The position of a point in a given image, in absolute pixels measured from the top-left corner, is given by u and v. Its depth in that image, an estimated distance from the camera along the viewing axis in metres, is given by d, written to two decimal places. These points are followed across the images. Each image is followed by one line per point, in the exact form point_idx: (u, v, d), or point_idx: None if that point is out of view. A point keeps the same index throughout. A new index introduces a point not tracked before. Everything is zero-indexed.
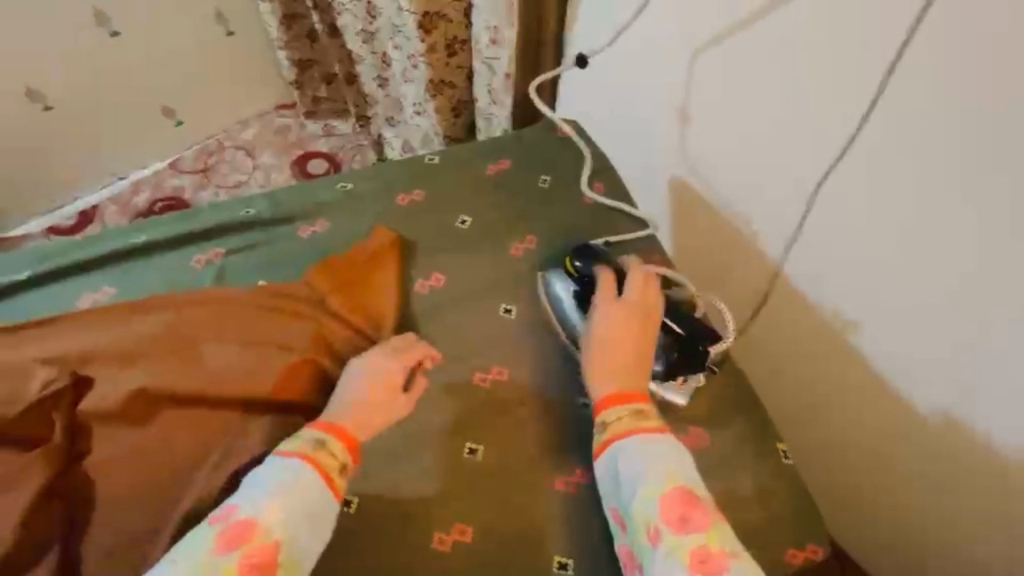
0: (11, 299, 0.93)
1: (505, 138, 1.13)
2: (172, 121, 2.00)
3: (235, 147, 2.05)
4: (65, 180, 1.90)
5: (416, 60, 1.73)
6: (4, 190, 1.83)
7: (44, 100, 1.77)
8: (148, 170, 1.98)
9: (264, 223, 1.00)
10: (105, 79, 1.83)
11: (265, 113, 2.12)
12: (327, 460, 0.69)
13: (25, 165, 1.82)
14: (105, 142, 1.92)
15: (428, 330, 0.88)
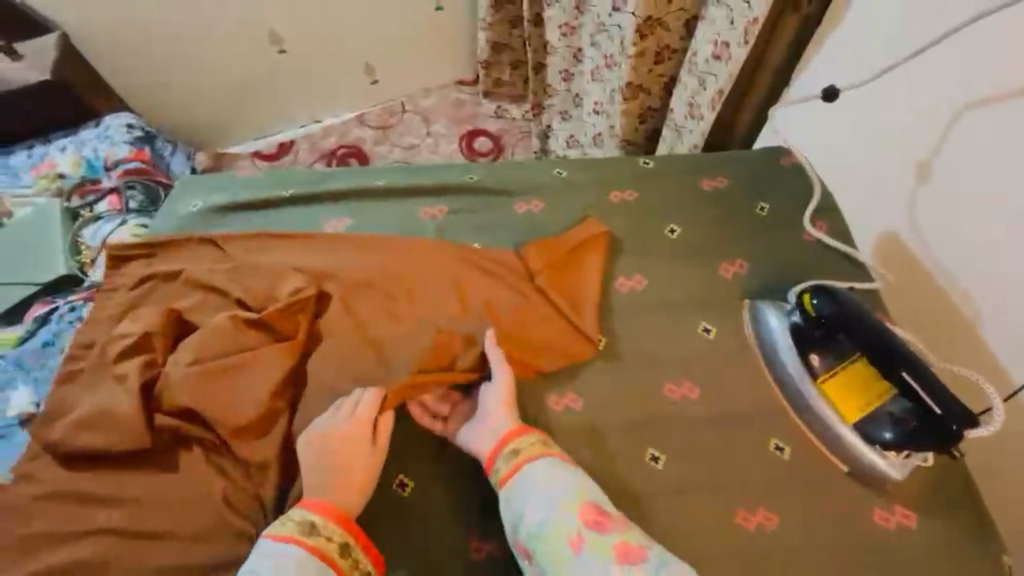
0: (268, 211, 1.07)
1: (725, 155, 1.10)
2: (370, 79, 2.24)
3: (414, 112, 2.28)
4: (280, 115, 2.22)
5: (612, 61, 1.77)
6: (235, 113, 2.17)
7: (281, 44, 2.05)
8: (340, 118, 2.26)
9: (484, 191, 1.08)
10: (332, 34, 2.08)
11: (448, 86, 2.33)
12: (323, 542, 0.69)
13: (256, 96, 2.14)
14: (317, 87, 2.19)
15: (621, 327, 0.90)
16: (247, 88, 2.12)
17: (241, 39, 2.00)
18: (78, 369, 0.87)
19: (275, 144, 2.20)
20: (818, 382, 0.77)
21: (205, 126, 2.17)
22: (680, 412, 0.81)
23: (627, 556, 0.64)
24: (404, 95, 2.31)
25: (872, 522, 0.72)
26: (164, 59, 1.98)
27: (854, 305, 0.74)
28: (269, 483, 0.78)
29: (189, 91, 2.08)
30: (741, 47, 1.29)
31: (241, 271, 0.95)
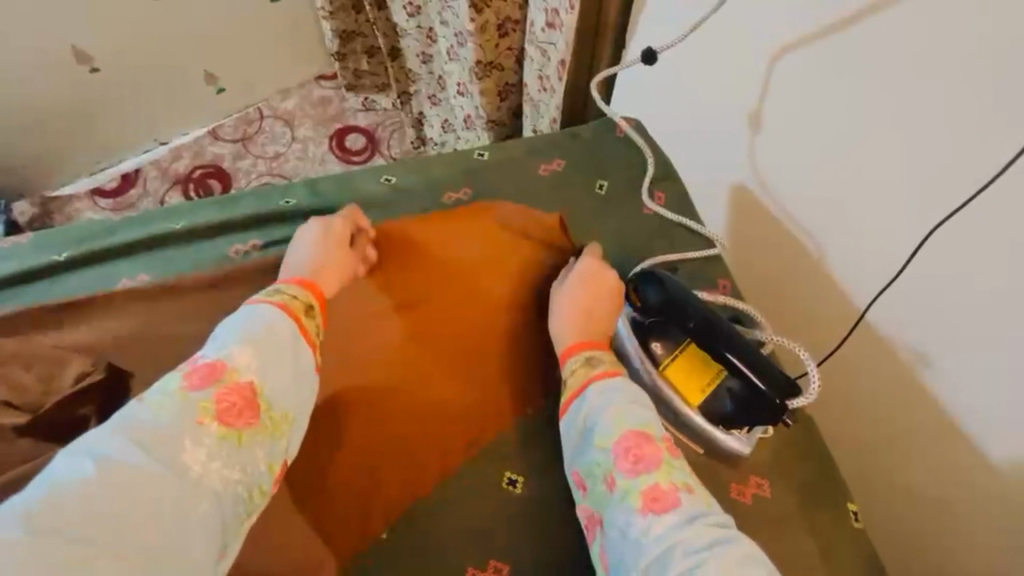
0: (48, 279, 0.89)
1: (559, 133, 1.04)
2: (212, 88, 1.98)
3: (274, 117, 2.06)
4: (109, 143, 1.92)
5: (463, 38, 1.65)
6: (51, 152, 1.84)
7: (91, 63, 1.74)
8: (189, 137, 2.00)
9: (304, 215, 0.95)
10: (152, 43, 1.80)
11: (307, 83, 2.12)
12: (287, 300, 0.70)
13: (73, 127, 1.83)
14: (147, 106, 1.91)
15: (462, 348, 0.84)
16: (58, 119, 1.79)
17: (33, 64, 1.67)
18: None
19: (117, 176, 1.92)
20: (661, 370, 0.72)
21: (14, 168, 1.82)
22: (536, 425, 0.81)
23: (654, 502, 0.59)
24: (259, 100, 2.08)
25: (733, 500, 0.71)
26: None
27: (679, 290, 0.71)
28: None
29: None
30: (569, 14, 1.22)
31: (9, 363, 0.79)
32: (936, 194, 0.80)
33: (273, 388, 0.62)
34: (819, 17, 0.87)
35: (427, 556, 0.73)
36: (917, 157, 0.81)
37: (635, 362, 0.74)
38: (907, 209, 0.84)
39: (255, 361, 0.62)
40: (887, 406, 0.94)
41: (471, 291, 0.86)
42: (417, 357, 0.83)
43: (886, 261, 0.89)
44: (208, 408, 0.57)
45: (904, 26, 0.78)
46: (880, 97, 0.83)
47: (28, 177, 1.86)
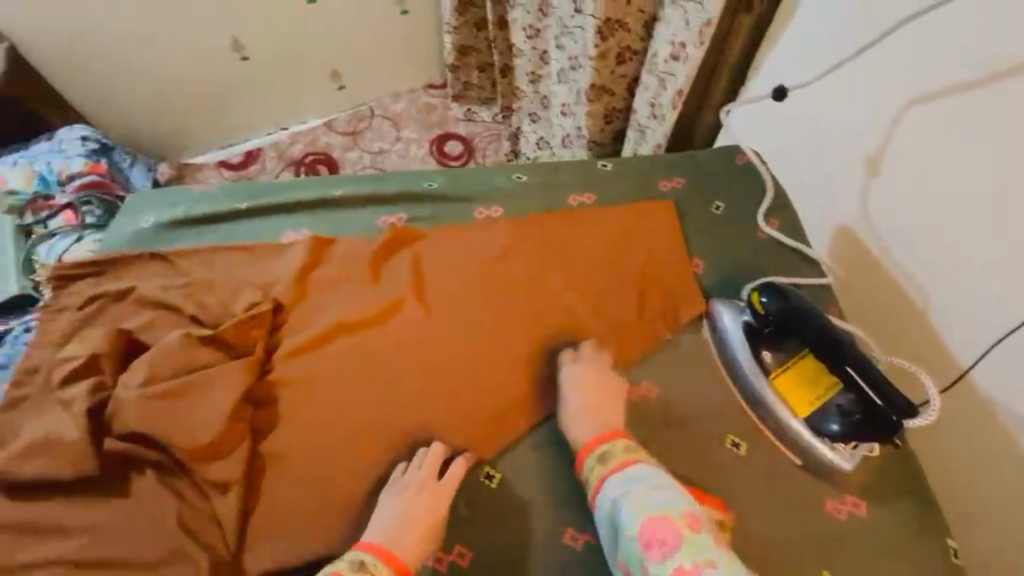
0: (227, 224, 1.05)
1: (678, 155, 1.12)
2: (337, 85, 2.20)
3: (383, 117, 2.27)
4: (244, 124, 2.17)
5: (577, 62, 1.75)
6: (196, 124, 2.10)
7: (243, 52, 1.97)
8: (307, 125, 2.23)
9: (444, 197, 1.07)
10: (296, 40, 2.02)
11: (417, 90, 2.32)
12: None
13: (217, 106, 2.08)
14: (282, 95, 2.14)
15: (580, 330, 0.90)
16: (209, 97, 2.05)
17: (196, 49, 1.91)
18: (24, 395, 0.84)
19: (242, 152, 2.16)
20: (769, 378, 0.79)
21: (163, 133, 2.09)
22: (638, 409, 0.83)
23: None
24: (372, 100, 2.29)
25: (827, 514, 0.74)
26: (114, 68, 1.88)
27: (801, 302, 0.75)
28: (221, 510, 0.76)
29: (140, 103, 1.99)
30: (697, 48, 1.30)
31: (199, 285, 0.94)
32: None
33: None
34: (947, 74, 0.91)
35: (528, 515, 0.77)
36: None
37: (744, 369, 0.81)
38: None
39: None
40: (982, 463, 0.94)
41: (579, 277, 0.95)
42: (526, 321, 0.91)
43: (1001, 320, 0.88)
44: None
45: None
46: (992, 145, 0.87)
47: (175, 145, 2.15)
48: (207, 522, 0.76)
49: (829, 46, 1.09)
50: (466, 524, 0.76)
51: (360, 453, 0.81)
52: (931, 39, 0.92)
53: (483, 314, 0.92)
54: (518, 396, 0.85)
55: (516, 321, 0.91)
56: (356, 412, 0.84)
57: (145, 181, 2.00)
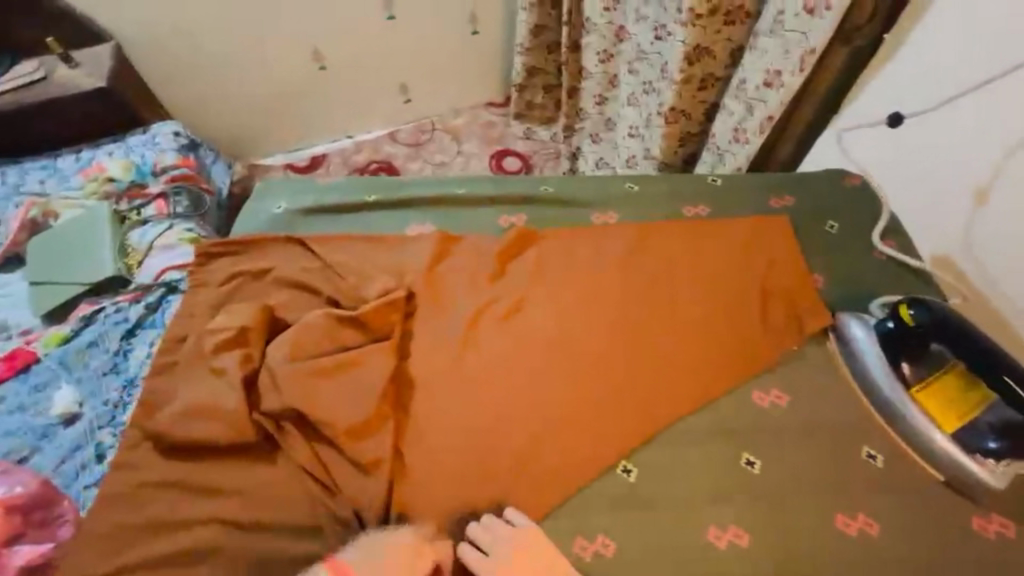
0: (355, 214, 1.09)
1: (789, 174, 1.15)
2: (403, 98, 2.18)
3: (444, 131, 2.25)
4: (310, 129, 2.14)
5: (652, 86, 1.68)
6: (261, 127, 2.08)
7: (322, 61, 1.99)
8: (373, 135, 2.21)
9: (560, 201, 1.11)
10: (373, 51, 2.03)
11: (477, 107, 2.30)
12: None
13: (287, 110, 2.06)
14: (351, 104, 2.13)
15: (709, 333, 0.92)
16: (284, 103, 2.04)
17: (280, 56, 1.93)
18: (173, 361, 0.91)
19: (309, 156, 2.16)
20: (911, 392, 0.80)
21: (234, 138, 2.08)
22: (771, 417, 0.84)
23: None
24: (435, 114, 2.27)
25: (971, 529, 0.75)
26: (200, 71, 1.89)
27: (952, 318, 0.76)
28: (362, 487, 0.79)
29: (217, 104, 1.98)
30: (796, 76, 1.16)
31: (336, 270, 0.99)
32: None
33: None
34: None
35: (669, 511, 0.78)
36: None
37: (881, 382, 0.82)
38: None
39: None
40: None
41: (706, 283, 0.97)
42: (650, 321, 0.94)
43: None
44: None
45: None
46: None
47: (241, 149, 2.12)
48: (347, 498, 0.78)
49: (950, 77, 1.02)
50: (607, 514, 0.78)
51: (496, 441, 0.82)
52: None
53: (606, 313, 0.95)
54: (654, 392, 0.87)
55: (640, 321, 0.94)
56: (492, 399, 0.86)
57: (227, 180, 1.92)
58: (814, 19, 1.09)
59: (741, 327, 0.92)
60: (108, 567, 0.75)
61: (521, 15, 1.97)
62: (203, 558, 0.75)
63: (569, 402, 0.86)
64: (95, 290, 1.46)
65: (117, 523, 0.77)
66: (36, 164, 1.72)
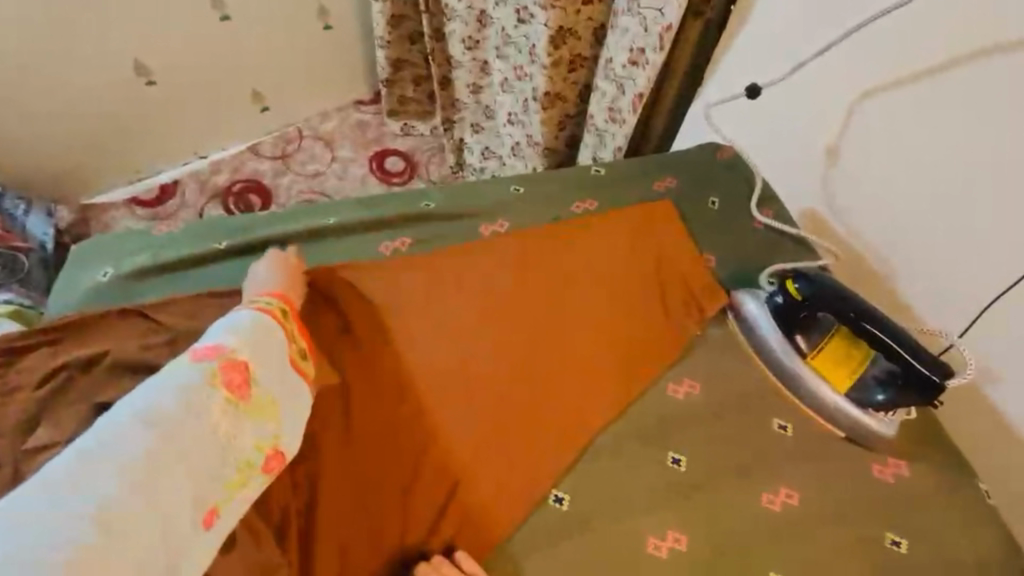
0: (204, 267, 0.93)
1: (667, 155, 1.15)
2: (258, 107, 1.92)
3: (314, 137, 2.00)
4: (147, 156, 1.81)
5: (524, 72, 1.64)
6: (83, 161, 1.73)
7: (149, 75, 1.69)
8: (229, 152, 1.92)
9: (446, 215, 1.02)
10: (210, 58, 1.75)
11: (346, 108, 2.06)
12: (266, 305, 0.76)
13: (112, 137, 1.73)
14: (195, 121, 1.83)
15: (616, 333, 0.90)
16: (105, 130, 1.71)
17: (89, 74, 1.60)
18: None
19: (156, 187, 1.82)
20: (807, 359, 0.84)
21: (45, 178, 1.71)
22: (687, 408, 0.84)
23: None
24: (299, 119, 2.02)
25: (873, 477, 0.80)
26: None
27: (831, 285, 0.81)
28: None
29: (14, 141, 1.61)
30: (658, 53, 1.16)
31: (191, 341, 0.83)
32: (1007, 229, 0.90)
33: (263, 373, 0.69)
34: (902, 67, 0.95)
35: (609, 531, 0.75)
36: (1005, 201, 0.89)
37: (779, 354, 0.85)
38: (989, 244, 0.92)
39: (249, 341, 0.69)
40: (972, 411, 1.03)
41: (604, 280, 0.95)
42: (559, 330, 0.90)
43: (971, 295, 0.95)
44: (213, 382, 0.65)
45: (982, 82, 0.88)
46: (948, 130, 0.93)
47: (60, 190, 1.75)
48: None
49: (799, 43, 1.07)
50: (547, 552, 0.73)
51: (415, 502, 0.74)
52: (891, 35, 0.95)
53: (509, 328, 0.89)
54: (573, 407, 0.83)
55: (548, 331, 0.89)
56: (408, 454, 0.77)
57: (50, 230, 1.58)
58: None
59: (647, 320, 0.91)
60: None
61: (375, 4, 1.80)
62: None
63: (487, 439, 0.80)
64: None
65: None
66: None
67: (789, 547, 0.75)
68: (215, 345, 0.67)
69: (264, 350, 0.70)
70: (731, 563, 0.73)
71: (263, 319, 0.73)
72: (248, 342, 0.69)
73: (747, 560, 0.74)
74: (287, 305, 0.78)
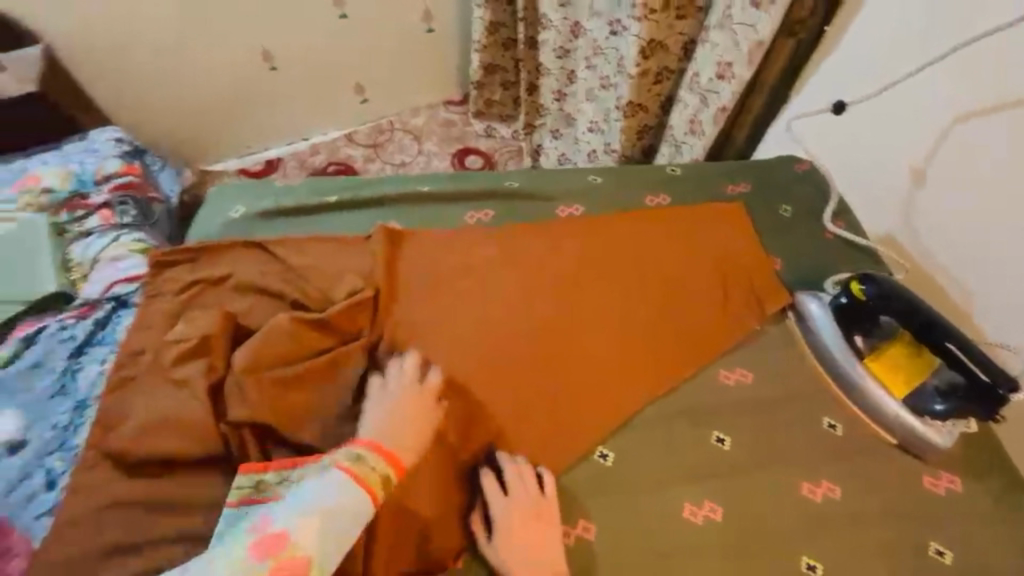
0: (316, 216, 1.07)
1: (746, 162, 1.19)
2: (359, 98, 2.13)
3: (404, 131, 2.20)
4: (261, 134, 2.07)
5: (609, 82, 1.71)
6: (211, 132, 2.00)
7: (273, 61, 1.92)
8: (328, 137, 2.14)
9: (527, 195, 1.11)
10: (326, 51, 1.97)
11: (435, 106, 2.25)
12: (367, 472, 0.66)
13: (237, 114, 1.99)
14: (305, 107, 2.07)
15: (674, 317, 0.95)
16: (232, 106, 1.96)
17: (227, 56, 1.85)
18: (128, 377, 0.86)
19: (263, 161, 2.09)
20: (865, 362, 0.85)
21: (179, 143, 1.98)
22: (737, 394, 0.88)
23: None
24: (392, 114, 2.22)
25: (922, 487, 0.80)
26: (142, 76, 1.80)
27: (899, 289, 0.81)
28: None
29: (160, 110, 1.88)
30: (746, 68, 1.21)
31: (299, 273, 0.96)
32: None
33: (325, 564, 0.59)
34: (997, 92, 0.93)
35: (647, 492, 0.80)
36: None
37: (836, 354, 0.87)
38: None
39: (317, 529, 0.60)
40: None
41: (668, 269, 1.00)
42: (620, 305, 0.96)
43: None
44: None
45: None
46: None
47: (187, 155, 2.02)
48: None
49: (891, 64, 1.07)
50: (587, 500, 0.79)
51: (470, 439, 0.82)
52: (990, 59, 0.93)
53: (574, 300, 0.96)
54: (626, 377, 0.88)
55: (610, 304, 0.96)
56: (474, 389, 0.86)
57: (177, 188, 1.83)
58: (759, 12, 1.14)
59: (706, 309, 0.95)
60: None
61: (475, 11, 1.94)
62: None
63: (542, 393, 0.87)
64: (35, 307, 1.34)
65: (80, 551, 0.73)
66: None
67: (827, 539, 0.76)
68: (278, 534, 0.58)
69: (332, 536, 0.60)
70: (765, 542, 0.76)
71: (344, 497, 0.63)
72: (320, 529, 0.60)
73: (783, 542, 0.76)
74: (389, 466, 0.69)
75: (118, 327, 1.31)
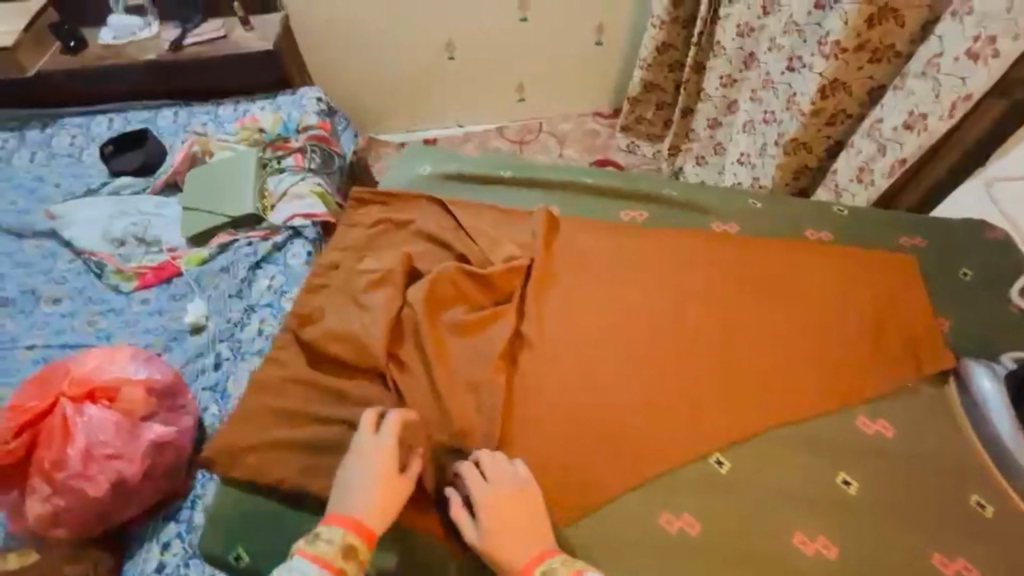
0: (488, 186, 1.19)
1: (929, 219, 1.12)
2: (517, 97, 2.28)
3: (550, 134, 2.32)
4: (424, 115, 2.29)
5: (773, 117, 1.62)
6: (386, 106, 2.25)
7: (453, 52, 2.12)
8: (480, 128, 2.33)
9: (682, 205, 1.15)
10: (502, 51, 2.14)
11: (585, 116, 2.35)
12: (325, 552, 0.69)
13: (414, 94, 2.23)
14: (470, 98, 2.27)
15: (815, 352, 0.92)
16: (410, 87, 2.20)
17: (419, 43, 2.08)
18: (323, 285, 1.04)
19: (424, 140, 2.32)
20: None
21: (361, 111, 2.26)
22: (875, 445, 0.84)
23: None
24: (544, 116, 2.35)
25: None
26: (347, 48, 2.08)
27: None
28: (468, 432, 0.85)
29: (355, 80, 2.17)
30: (943, 121, 1.13)
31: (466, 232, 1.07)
32: None
33: None
34: None
35: (759, 510, 0.79)
36: None
37: (1003, 432, 0.82)
38: None
39: None
40: None
41: (814, 305, 0.98)
42: (756, 329, 0.96)
43: None
44: None
45: None
46: None
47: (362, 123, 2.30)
48: (456, 438, 0.84)
49: None
50: (697, 499, 0.81)
51: (593, 411, 0.87)
52: None
53: (712, 313, 0.98)
54: (752, 398, 0.88)
55: (745, 325, 0.96)
56: (604, 369, 0.91)
57: (353, 148, 2.04)
58: (975, 65, 1.06)
59: (850, 353, 0.92)
60: (253, 438, 0.87)
61: (649, 31, 1.97)
62: (324, 450, 0.85)
63: (667, 390, 0.89)
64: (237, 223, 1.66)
65: (266, 409, 0.90)
66: (202, 108, 1.97)
67: None
68: None
69: None
70: None
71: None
72: None
73: None
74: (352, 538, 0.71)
75: (291, 253, 1.61)
